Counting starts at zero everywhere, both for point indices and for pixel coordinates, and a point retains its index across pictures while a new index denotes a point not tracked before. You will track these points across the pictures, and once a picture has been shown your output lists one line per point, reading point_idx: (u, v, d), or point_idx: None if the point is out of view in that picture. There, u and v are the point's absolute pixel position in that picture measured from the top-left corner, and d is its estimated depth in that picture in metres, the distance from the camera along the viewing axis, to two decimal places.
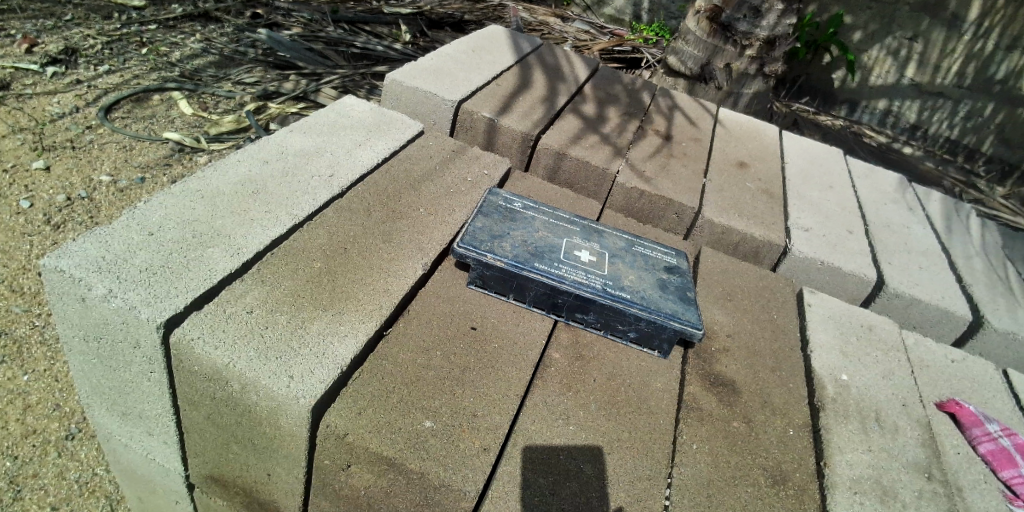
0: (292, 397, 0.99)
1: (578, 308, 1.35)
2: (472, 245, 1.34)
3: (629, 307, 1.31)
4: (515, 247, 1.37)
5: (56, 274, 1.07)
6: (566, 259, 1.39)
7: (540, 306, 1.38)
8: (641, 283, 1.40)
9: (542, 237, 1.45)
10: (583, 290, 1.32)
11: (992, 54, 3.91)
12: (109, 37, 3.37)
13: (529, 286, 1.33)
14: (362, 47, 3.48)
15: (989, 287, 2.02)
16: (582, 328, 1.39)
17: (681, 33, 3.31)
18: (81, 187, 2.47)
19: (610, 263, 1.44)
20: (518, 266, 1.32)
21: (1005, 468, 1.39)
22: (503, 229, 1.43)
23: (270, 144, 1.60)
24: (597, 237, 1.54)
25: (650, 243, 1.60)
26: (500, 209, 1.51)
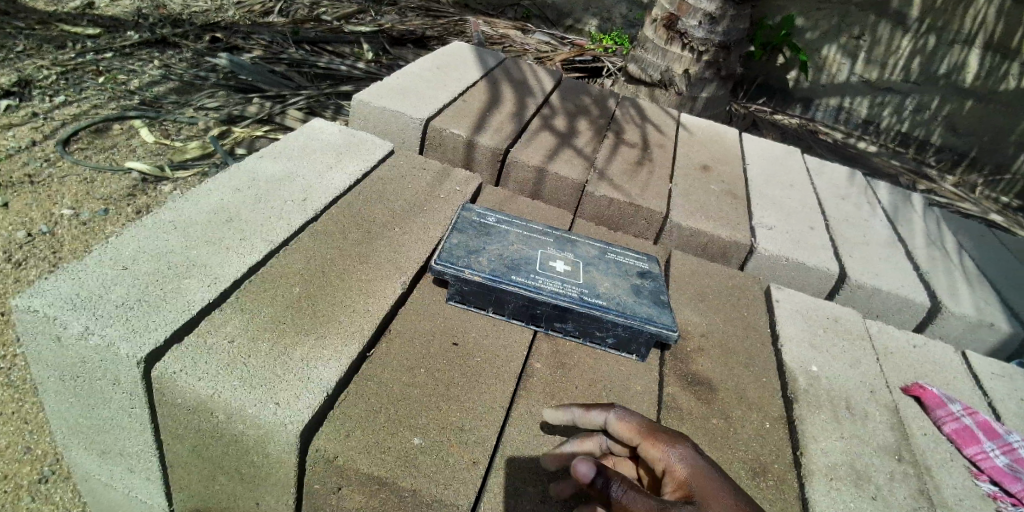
0: (279, 423, 1.00)
1: (556, 317, 1.38)
2: (449, 261, 1.36)
3: (606, 314, 1.35)
4: (491, 261, 1.40)
5: (30, 314, 1.06)
6: (542, 270, 1.43)
7: (519, 317, 1.40)
8: (615, 289, 1.44)
9: (517, 249, 1.48)
10: (560, 299, 1.35)
11: (934, 49, 4.13)
12: (64, 67, 3.30)
13: (507, 299, 1.36)
14: (325, 67, 3.48)
15: (944, 274, 2.14)
16: (560, 336, 1.42)
17: (639, 42, 3.41)
18: (42, 222, 2.41)
19: (585, 271, 1.48)
20: (496, 280, 1.34)
21: (970, 445, 1.47)
22: (478, 245, 1.46)
23: (240, 171, 1.60)
24: (571, 246, 1.58)
25: (622, 249, 1.66)
26: (474, 225, 1.54)
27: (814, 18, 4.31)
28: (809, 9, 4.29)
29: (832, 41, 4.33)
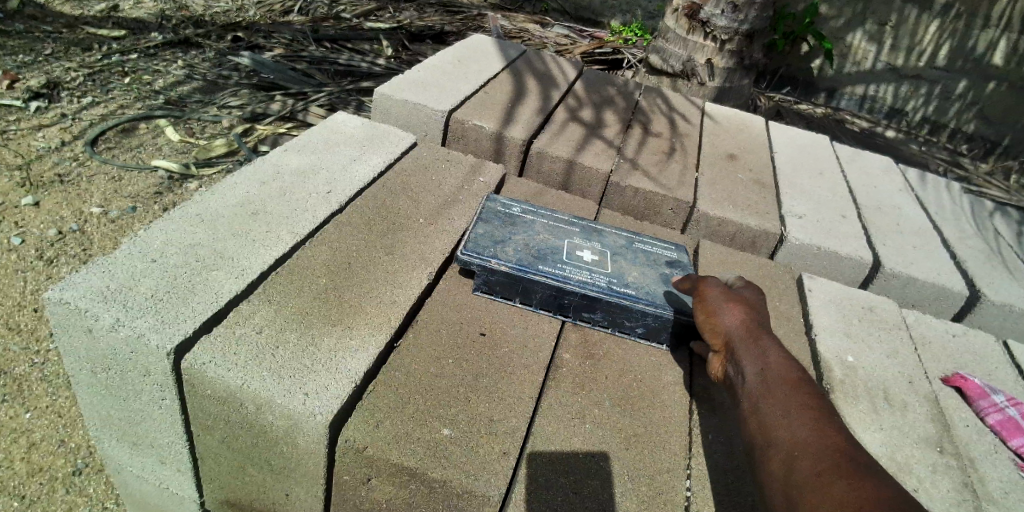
0: (309, 413, 0.99)
1: (584, 308, 1.36)
2: (476, 252, 1.35)
3: (635, 303, 1.32)
4: (518, 251, 1.38)
5: (62, 307, 1.07)
6: (570, 259, 1.41)
7: (546, 308, 1.38)
8: (645, 278, 1.42)
9: (544, 239, 1.47)
10: (589, 289, 1.33)
11: (966, 33, 3.98)
12: (91, 69, 3.36)
13: (535, 289, 1.34)
14: (346, 64, 3.49)
15: (984, 262, 2.06)
16: (589, 326, 1.39)
17: (661, 31, 3.35)
18: (73, 220, 2.46)
19: (613, 260, 1.46)
20: (523, 270, 1.33)
21: (1014, 437, 1.41)
22: (504, 234, 1.44)
23: (264, 165, 1.60)
24: (598, 236, 1.56)
25: (652, 238, 1.63)
26: (500, 215, 1.52)
27: (839, 4, 4.20)
28: None
29: (858, 27, 4.21)
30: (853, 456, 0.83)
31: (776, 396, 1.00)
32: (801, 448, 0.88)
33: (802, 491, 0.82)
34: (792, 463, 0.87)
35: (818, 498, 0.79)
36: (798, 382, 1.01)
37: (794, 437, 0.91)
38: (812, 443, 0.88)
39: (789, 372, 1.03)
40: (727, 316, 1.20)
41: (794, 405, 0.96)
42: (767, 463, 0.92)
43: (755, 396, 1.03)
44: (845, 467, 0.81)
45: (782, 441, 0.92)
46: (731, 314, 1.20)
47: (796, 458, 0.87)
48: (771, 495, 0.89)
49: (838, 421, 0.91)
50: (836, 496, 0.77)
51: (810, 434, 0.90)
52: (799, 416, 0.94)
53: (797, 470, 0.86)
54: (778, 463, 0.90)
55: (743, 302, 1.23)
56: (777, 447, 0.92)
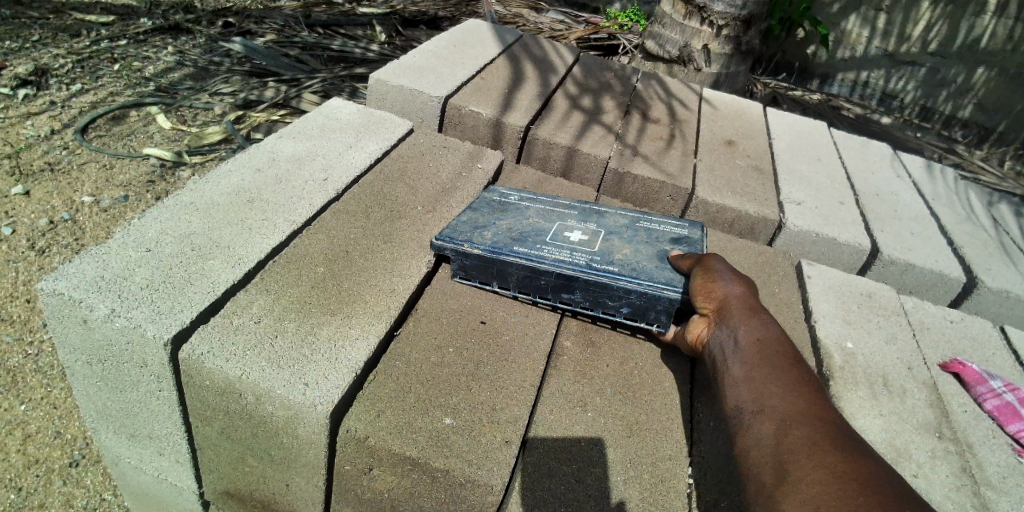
0: (309, 404, 0.98)
1: (562, 288, 1.29)
2: (451, 237, 1.33)
3: (615, 281, 1.25)
4: (496, 235, 1.36)
5: (54, 297, 1.05)
6: (550, 240, 1.37)
7: (525, 291, 1.33)
8: (632, 256, 1.35)
9: (530, 223, 1.45)
10: (564, 267, 1.27)
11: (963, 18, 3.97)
12: (79, 56, 3.30)
13: (510, 271, 1.30)
14: (339, 50, 3.44)
15: (980, 248, 2.06)
16: (571, 308, 1.33)
17: (657, 16, 3.31)
18: (64, 209, 2.42)
19: (600, 240, 1.41)
20: (496, 252, 1.29)
21: (1011, 422, 1.42)
22: (488, 221, 1.42)
23: (259, 152, 1.57)
24: (593, 219, 1.53)
25: (656, 220, 1.57)
26: (492, 204, 1.52)
27: None
28: None
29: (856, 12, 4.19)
30: (848, 436, 0.83)
31: (773, 367, 0.98)
32: (798, 419, 0.87)
33: (798, 455, 0.81)
34: (785, 428, 0.86)
35: (818, 467, 0.77)
36: (793, 359, 1.01)
37: (789, 409, 0.90)
38: (808, 416, 0.87)
39: (786, 348, 1.03)
40: (729, 285, 1.18)
41: (790, 378, 0.95)
42: (756, 427, 0.90)
43: (749, 363, 1.01)
44: (842, 445, 0.81)
45: (777, 408, 0.90)
46: (734, 286, 1.18)
47: (792, 426, 0.86)
48: (754, 455, 0.87)
49: (831, 405, 0.92)
50: (836, 468, 0.76)
51: (804, 405, 0.89)
52: (795, 388, 0.93)
53: (791, 437, 0.84)
54: (769, 428, 0.88)
55: (745, 278, 1.22)
56: (770, 413, 0.90)
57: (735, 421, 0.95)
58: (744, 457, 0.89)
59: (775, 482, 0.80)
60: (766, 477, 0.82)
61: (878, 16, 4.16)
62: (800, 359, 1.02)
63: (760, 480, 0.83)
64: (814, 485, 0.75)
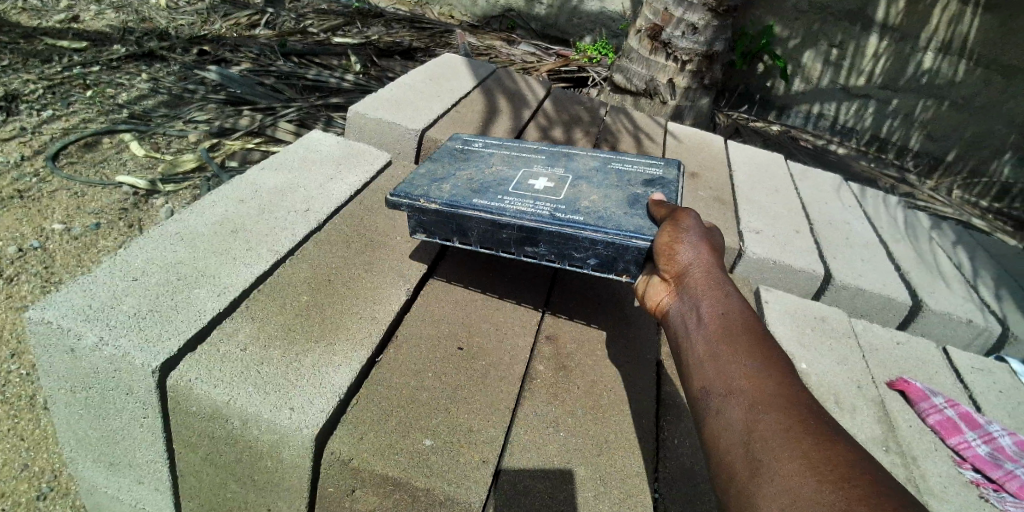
0: (295, 428, 1.02)
1: (526, 241, 1.36)
2: (408, 193, 1.39)
3: (581, 231, 1.32)
4: (455, 188, 1.44)
5: (43, 326, 1.08)
6: (511, 192, 1.45)
7: (487, 245, 1.40)
8: (597, 206, 1.42)
9: (490, 175, 1.54)
10: (526, 219, 1.33)
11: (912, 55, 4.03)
12: (51, 81, 3.30)
13: (471, 225, 1.37)
14: (314, 80, 3.51)
15: (924, 273, 2.22)
16: (538, 260, 1.39)
17: (624, 51, 3.49)
18: (33, 237, 2.41)
19: (563, 191, 1.48)
20: (456, 206, 1.36)
21: (952, 435, 1.54)
22: (450, 177, 1.50)
23: (241, 184, 1.62)
24: (558, 168, 1.61)
25: (628, 168, 1.64)
26: (455, 161, 1.61)
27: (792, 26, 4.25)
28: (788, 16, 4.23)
29: (812, 47, 4.26)
30: (818, 416, 0.82)
31: (739, 345, 0.97)
32: (767, 401, 0.86)
33: (770, 444, 0.79)
34: (755, 411, 0.85)
35: (792, 454, 0.76)
36: (759, 333, 1.00)
37: (759, 390, 0.88)
38: (777, 398, 0.86)
39: (751, 321, 1.02)
40: (693, 253, 1.19)
41: (757, 357, 0.94)
42: (725, 413, 0.88)
43: (714, 341, 1.00)
44: (814, 428, 0.80)
45: (744, 393, 0.89)
46: (697, 253, 1.19)
47: (761, 411, 0.84)
48: (725, 445, 0.85)
49: (798, 381, 0.91)
50: (807, 454, 0.75)
51: (772, 386, 0.88)
52: (762, 367, 0.92)
53: (762, 424, 0.83)
54: (739, 414, 0.86)
55: (708, 243, 1.23)
56: (737, 397, 0.89)
57: (704, 404, 0.94)
58: (714, 448, 0.87)
59: (748, 476, 0.79)
60: (738, 470, 0.80)
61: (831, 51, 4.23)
62: (765, 332, 1.01)
63: (732, 473, 0.81)
64: (788, 477, 0.74)
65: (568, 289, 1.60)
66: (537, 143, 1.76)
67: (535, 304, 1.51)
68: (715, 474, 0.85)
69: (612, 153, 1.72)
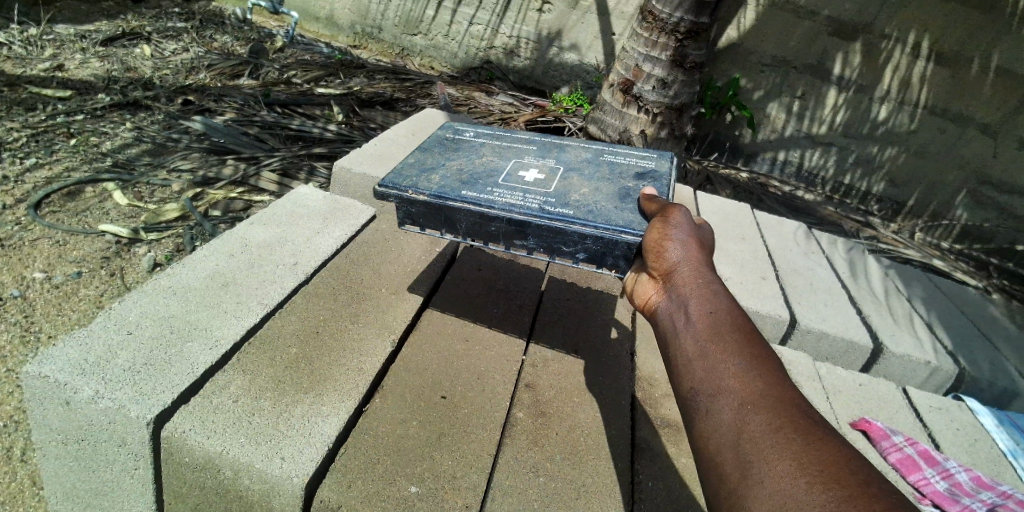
0: (286, 477, 1.08)
1: (515, 234, 1.34)
2: (395, 184, 1.38)
3: (570, 225, 1.29)
4: (443, 179, 1.43)
5: (40, 381, 1.15)
6: (501, 184, 1.43)
7: (474, 237, 1.38)
8: (587, 200, 1.39)
9: (480, 165, 1.53)
10: (515, 212, 1.31)
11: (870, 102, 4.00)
12: (34, 129, 3.33)
13: (458, 217, 1.36)
14: (297, 129, 3.58)
15: (882, 316, 2.35)
16: (526, 255, 1.37)
17: (598, 104, 3.68)
18: (14, 286, 2.36)
19: (554, 183, 1.46)
20: (443, 197, 1.35)
21: (913, 473, 1.63)
22: (439, 168, 1.49)
23: (231, 238, 1.68)
24: (548, 160, 1.60)
25: (619, 160, 1.63)
26: (444, 152, 1.60)
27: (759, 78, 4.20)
28: (754, 69, 4.19)
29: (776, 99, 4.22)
30: (808, 415, 0.84)
31: (728, 343, 0.97)
32: (757, 402, 0.86)
33: (762, 447, 0.80)
34: (745, 413, 0.85)
35: (783, 458, 0.77)
36: (747, 330, 1.00)
37: (749, 390, 0.88)
38: (767, 399, 0.86)
39: (738, 318, 1.02)
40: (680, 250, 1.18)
41: (747, 355, 0.94)
42: (716, 414, 0.88)
43: (703, 339, 0.99)
44: (804, 428, 0.81)
45: (734, 392, 0.89)
46: (686, 252, 1.18)
47: (752, 413, 0.85)
48: (715, 446, 0.86)
49: (785, 378, 0.91)
50: (799, 458, 0.77)
51: (762, 386, 0.88)
52: (751, 367, 0.92)
53: (754, 426, 0.83)
54: (730, 415, 0.87)
55: (694, 239, 1.22)
56: (727, 396, 0.89)
57: (693, 403, 0.93)
58: (704, 448, 0.87)
59: (739, 480, 0.80)
60: (729, 472, 0.82)
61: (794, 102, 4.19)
62: (752, 329, 1.01)
63: (724, 476, 0.82)
64: (781, 482, 0.75)
65: (546, 339, 1.67)
66: (527, 134, 1.76)
67: (516, 353, 1.58)
68: (705, 475, 0.86)
69: (604, 146, 1.71)
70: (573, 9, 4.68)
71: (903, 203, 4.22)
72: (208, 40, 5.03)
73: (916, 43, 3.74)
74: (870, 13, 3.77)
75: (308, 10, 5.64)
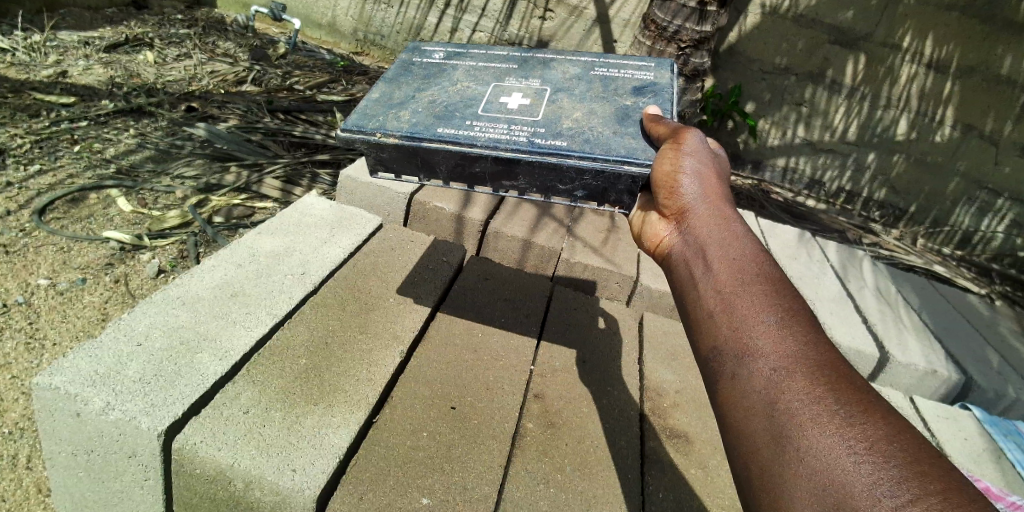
0: (297, 489, 1.09)
1: (504, 175, 1.25)
2: (360, 127, 1.28)
3: (565, 160, 1.21)
4: (415, 115, 1.32)
5: (51, 392, 1.16)
6: (481, 115, 1.33)
7: (458, 181, 1.29)
8: (581, 126, 1.31)
9: (455, 95, 1.42)
10: (501, 149, 1.22)
11: (872, 111, 4.01)
12: (39, 135, 3.33)
13: (437, 159, 1.26)
14: (300, 136, 3.57)
15: (888, 324, 2.35)
16: (518, 196, 1.29)
17: None
18: (18, 292, 2.34)
19: (541, 109, 1.37)
20: (417, 140, 1.25)
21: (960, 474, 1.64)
22: (411, 102, 1.38)
23: (239, 248, 1.68)
24: (533, 80, 1.49)
25: (612, 75, 1.54)
26: (414, 82, 1.49)
27: (759, 85, 4.21)
28: (753, 77, 4.20)
29: (776, 106, 4.24)
30: (849, 377, 0.76)
31: (754, 294, 0.87)
32: (790, 363, 0.78)
33: (799, 420, 0.73)
34: (778, 376, 0.78)
35: (824, 431, 0.71)
36: (774, 276, 0.90)
37: (781, 349, 0.80)
38: (803, 361, 0.78)
39: (763, 263, 0.92)
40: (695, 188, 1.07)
41: (776, 308, 0.85)
42: (743, 376, 0.81)
43: (724, 289, 0.90)
44: (847, 392, 0.74)
45: (765, 354, 0.80)
46: (702, 190, 1.08)
47: (786, 377, 0.77)
48: (744, 415, 0.79)
49: (817, 327, 0.83)
50: (842, 430, 0.70)
51: (795, 345, 0.80)
52: (781, 320, 0.83)
53: (788, 392, 0.76)
54: (760, 379, 0.79)
55: (710, 172, 1.11)
56: (756, 359, 0.81)
57: (717, 361, 0.86)
58: (730, 415, 0.81)
59: (773, 455, 0.74)
60: (761, 445, 0.76)
61: (796, 109, 4.20)
62: (777, 271, 0.92)
63: (755, 450, 0.76)
64: (824, 460, 0.69)
65: (554, 347, 1.68)
66: (505, 50, 1.64)
67: (523, 364, 1.57)
68: (731, 439, 0.81)
69: (594, 59, 1.61)
70: (575, 17, 4.67)
71: (906, 209, 4.21)
72: (211, 47, 5.04)
73: (919, 49, 3.74)
74: (870, 21, 3.78)
75: (312, 16, 5.66)
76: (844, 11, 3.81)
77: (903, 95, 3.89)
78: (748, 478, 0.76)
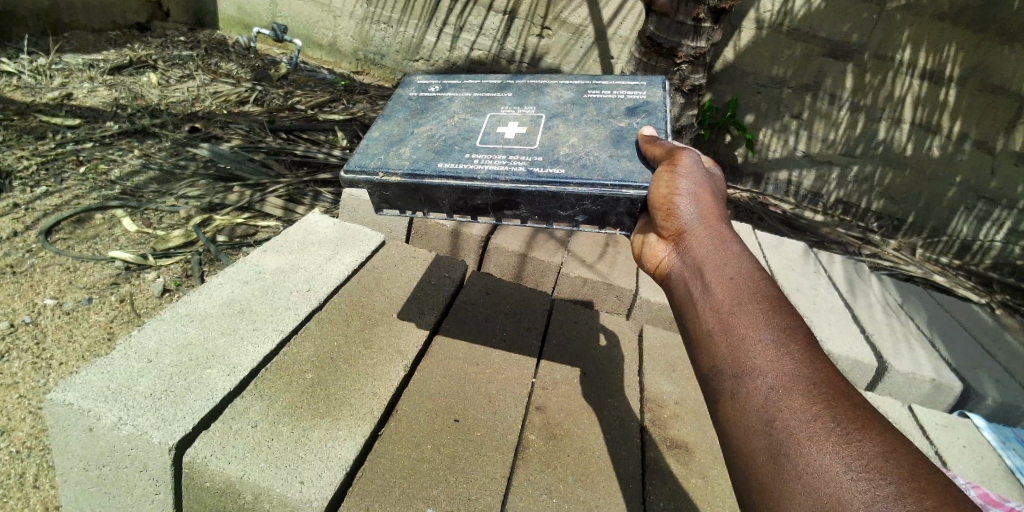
0: (305, 500, 1.11)
1: (505, 205, 1.29)
2: (363, 168, 1.32)
3: (563, 188, 1.25)
4: (415, 152, 1.37)
5: (64, 408, 1.19)
6: (480, 147, 1.37)
7: (460, 213, 1.33)
8: (577, 152, 1.35)
9: (453, 128, 1.46)
10: (501, 181, 1.26)
11: (866, 123, 4.07)
12: (45, 157, 3.38)
13: (438, 194, 1.30)
14: (302, 155, 3.62)
15: (886, 334, 2.38)
16: (520, 224, 1.33)
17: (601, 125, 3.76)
18: (25, 312, 2.37)
19: (538, 137, 1.41)
20: (417, 176, 1.29)
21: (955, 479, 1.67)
22: (411, 138, 1.43)
23: (245, 265, 1.71)
24: (528, 107, 1.54)
25: (604, 96, 1.59)
26: (411, 117, 1.53)
27: (755, 99, 4.28)
28: (749, 91, 4.27)
29: (772, 120, 4.30)
30: (845, 394, 0.79)
31: (751, 315, 0.90)
32: (788, 381, 0.81)
33: (798, 438, 0.76)
34: (775, 395, 0.81)
35: (823, 448, 0.73)
36: (770, 295, 0.93)
37: (778, 368, 0.83)
38: (800, 379, 0.81)
39: (759, 281, 0.95)
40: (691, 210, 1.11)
41: (772, 326, 0.87)
42: (743, 395, 0.84)
43: (722, 310, 0.93)
44: (842, 408, 0.76)
45: (763, 373, 0.83)
46: (698, 212, 1.11)
47: (784, 395, 0.80)
48: (745, 434, 0.82)
49: (812, 344, 0.86)
50: (839, 447, 0.73)
51: (793, 363, 0.83)
52: (778, 339, 0.86)
53: (787, 411, 0.79)
54: (759, 398, 0.82)
55: (705, 193, 1.14)
56: (755, 378, 0.84)
57: (718, 381, 0.89)
58: (732, 433, 0.84)
59: (774, 472, 0.77)
60: (762, 462, 0.79)
61: (792, 122, 4.26)
62: (773, 289, 0.95)
63: (757, 469, 0.79)
64: (823, 478, 0.72)
65: (554, 360, 1.70)
66: (499, 79, 1.69)
67: (525, 377, 1.60)
68: (734, 456, 0.83)
69: (586, 82, 1.66)
70: (571, 34, 4.75)
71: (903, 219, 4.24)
72: (215, 68, 5.13)
73: (911, 62, 3.81)
74: (862, 35, 3.86)
75: (312, 37, 5.76)
76: (837, 26, 3.90)
77: (897, 106, 3.95)
78: (751, 494, 0.79)
